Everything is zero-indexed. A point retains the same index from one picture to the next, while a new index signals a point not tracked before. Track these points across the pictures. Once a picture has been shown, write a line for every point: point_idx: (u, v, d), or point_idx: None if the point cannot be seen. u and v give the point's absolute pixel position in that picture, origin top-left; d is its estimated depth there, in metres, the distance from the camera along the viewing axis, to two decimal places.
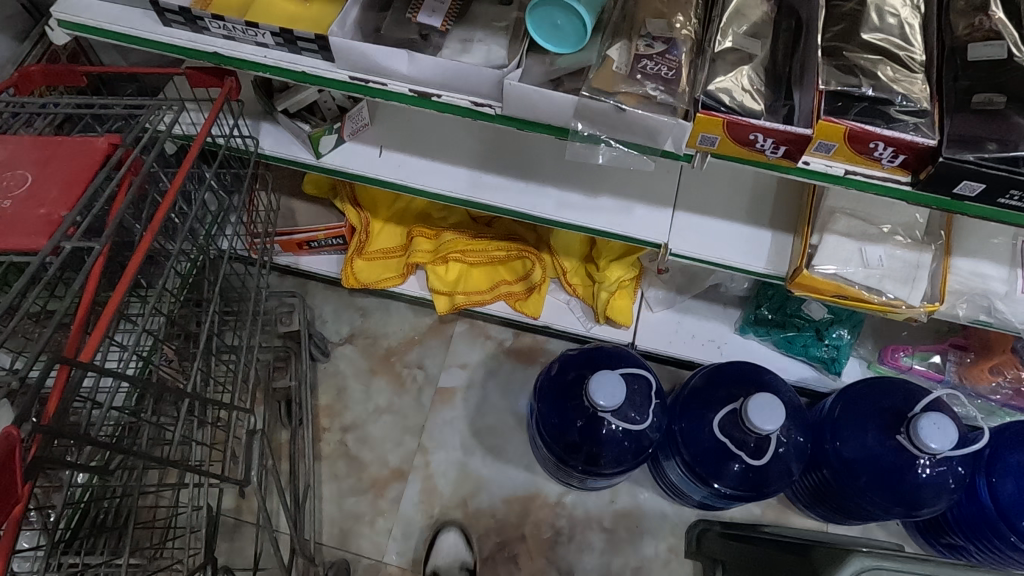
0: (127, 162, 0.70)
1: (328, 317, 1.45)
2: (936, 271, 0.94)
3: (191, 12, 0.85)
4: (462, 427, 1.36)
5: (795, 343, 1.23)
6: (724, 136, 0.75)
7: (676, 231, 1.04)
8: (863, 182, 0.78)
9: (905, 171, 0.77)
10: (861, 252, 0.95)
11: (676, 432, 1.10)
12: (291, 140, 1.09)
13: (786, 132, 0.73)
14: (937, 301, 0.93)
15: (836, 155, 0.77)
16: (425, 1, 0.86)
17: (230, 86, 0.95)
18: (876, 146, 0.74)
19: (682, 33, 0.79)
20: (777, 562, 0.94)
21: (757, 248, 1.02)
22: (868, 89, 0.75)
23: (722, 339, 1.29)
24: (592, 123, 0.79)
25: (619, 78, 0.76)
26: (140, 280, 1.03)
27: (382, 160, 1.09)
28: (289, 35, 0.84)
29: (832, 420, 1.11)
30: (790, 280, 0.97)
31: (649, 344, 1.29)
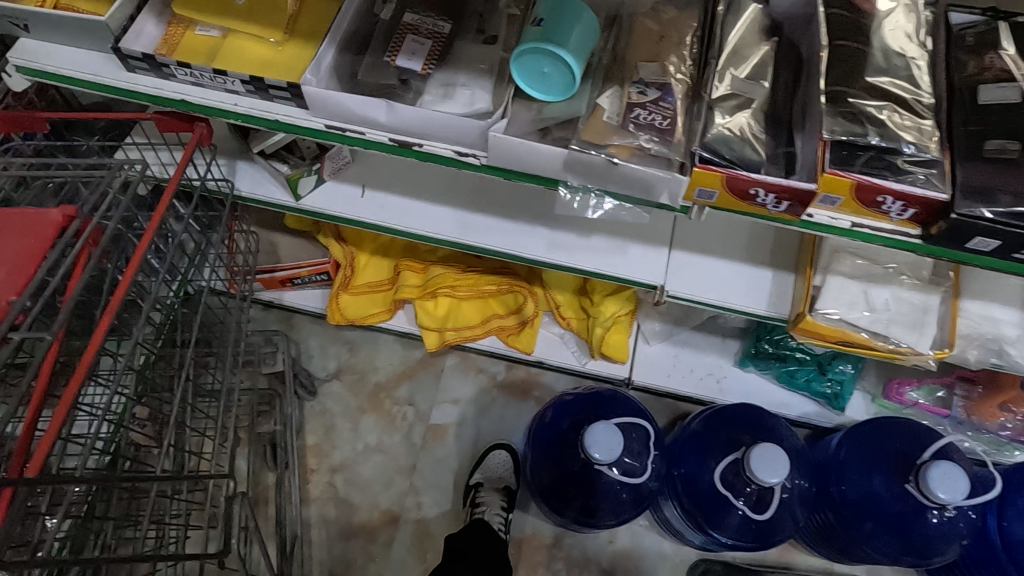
0: (86, 232, 0.66)
1: (315, 351, 1.40)
2: (944, 315, 0.90)
3: (156, 58, 0.80)
4: (454, 466, 1.31)
5: (797, 376, 1.19)
6: (723, 190, 0.71)
7: (673, 272, 0.99)
8: (870, 235, 0.74)
9: (914, 224, 0.72)
10: (865, 294, 0.91)
11: (675, 478, 1.06)
12: (269, 181, 1.04)
13: (788, 187, 0.69)
14: (948, 346, 0.88)
15: (842, 208, 0.73)
16: (405, 41, 0.81)
17: (201, 132, 0.90)
18: (884, 200, 0.70)
19: (676, 78, 0.75)
20: None
21: (757, 289, 0.98)
22: (876, 138, 0.70)
23: (721, 374, 1.25)
24: (582, 175, 0.74)
25: (611, 128, 0.72)
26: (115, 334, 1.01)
27: (365, 201, 1.04)
28: (260, 82, 0.79)
29: (837, 462, 1.07)
30: (793, 325, 0.93)
31: (646, 379, 1.25)
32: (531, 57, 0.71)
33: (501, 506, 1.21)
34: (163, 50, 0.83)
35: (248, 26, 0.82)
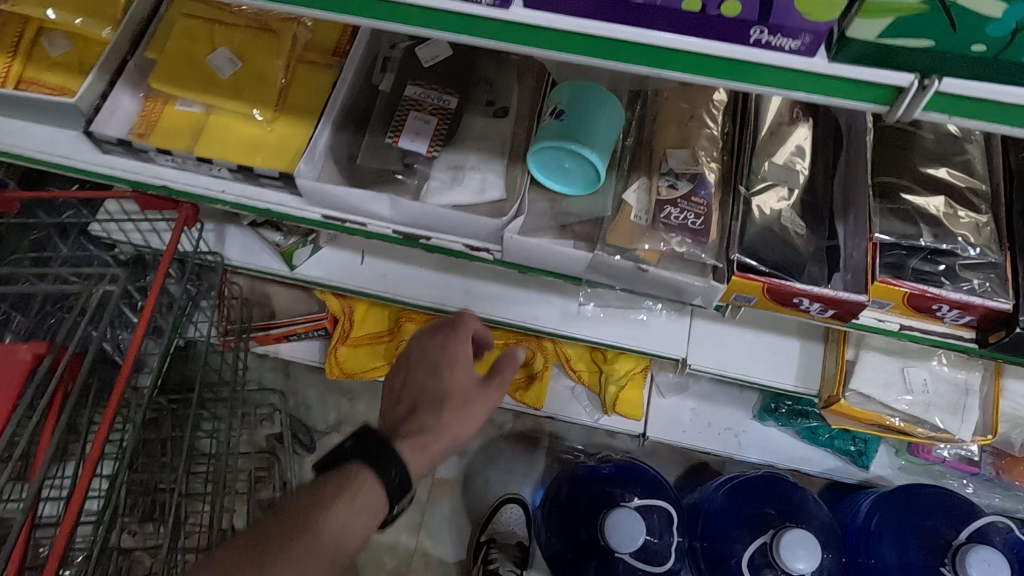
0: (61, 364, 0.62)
1: (313, 402, 1.34)
2: (986, 396, 0.85)
3: (133, 145, 0.74)
4: (463, 523, 1.27)
5: (820, 434, 1.15)
6: (763, 297, 0.65)
7: (695, 343, 0.93)
8: (921, 337, 0.68)
9: (969, 327, 0.66)
10: (902, 373, 0.85)
11: (698, 551, 1.01)
12: (262, 249, 0.98)
13: (836, 297, 0.62)
14: (990, 433, 0.84)
15: (891, 310, 0.67)
16: (408, 119, 0.74)
17: (187, 214, 0.82)
18: (939, 308, 0.64)
19: (708, 166, 0.67)
20: None
21: (785, 362, 0.92)
22: (930, 240, 0.64)
23: (740, 428, 1.19)
24: (608, 276, 0.68)
25: (640, 230, 0.66)
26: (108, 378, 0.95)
27: (365, 269, 0.97)
28: (248, 170, 0.73)
29: (868, 532, 1.02)
30: (824, 405, 0.87)
31: (662, 435, 1.20)
32: (549, 153, 0.64)
33: (513, 563, 1.19)
34: (139, 130, 0.75)
35: (234, 104, 0.74)
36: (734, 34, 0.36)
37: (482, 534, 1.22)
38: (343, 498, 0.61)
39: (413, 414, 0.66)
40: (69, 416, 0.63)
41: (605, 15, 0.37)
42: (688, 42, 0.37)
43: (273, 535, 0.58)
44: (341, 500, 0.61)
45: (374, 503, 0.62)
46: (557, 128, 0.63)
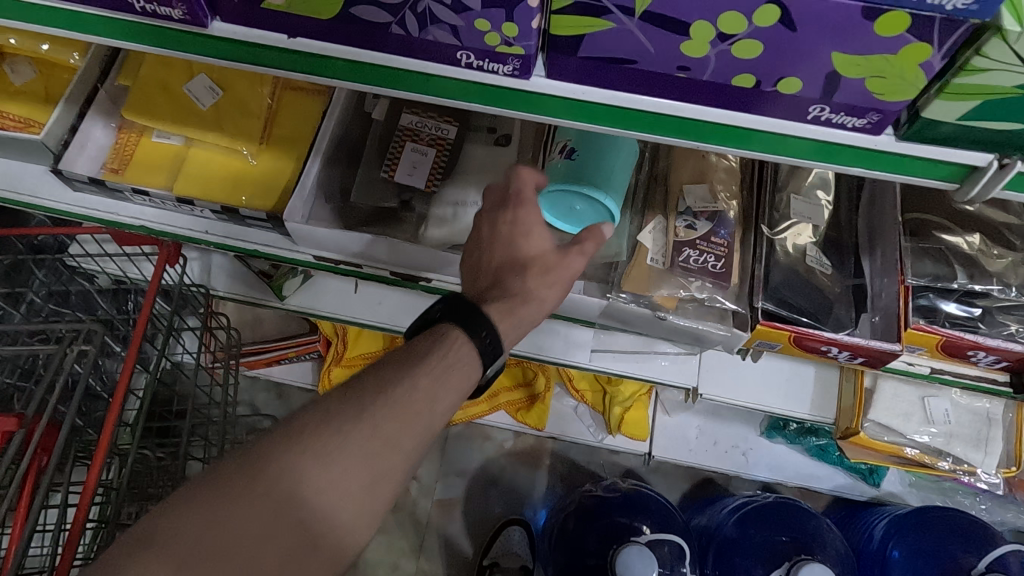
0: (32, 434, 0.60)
1: None
2: (1010, 425, 0.82)
3: (107, 185, 0.68)
4: (463, 546, 1.23)
5: (830, 451, 1.12)
6: (788, 344, 0.61)
7: (707, 372, 0.89)
8: (952, 379, 0.65)
9: (1002, 371, 0.63)
10: (922, 403, 0.82)
11: None
12: (251, 278, 0.92)
13: (867, 346, 0.59)
14: (1015, 464, 0.81)
15: (922, 355, 0.63)
16: (404, 152, 0.68)
17: (169, 251, 0.77)
18: (975, 354, 0.60)
19: (729, 203, 0.63)
20: None
21: (800, 390, 0.88)
22: (969, 282, 0.59)
23: (747, 445, 1.16)
24: (622, 321, 0.65)
25: (656, 275, 0.61)
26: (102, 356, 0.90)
27: (359, 298, 0.92)
28: (233, 212, 0.67)
29: (884, 556, 1.01)
30: (841, 435, 0.84)
31: (668, 455, 1.16)
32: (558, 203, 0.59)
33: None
34: (113, 166, 0.70)
35: (216, 137, 0.69)
36: (766, 108, 0.32)
37: (485, 557, 1.19)
38: (438, 355, 0.46)
39: (498, 284, 0.52)
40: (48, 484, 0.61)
41: (628, 86, 0.32)
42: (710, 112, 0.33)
43: (321, 418, 0.40)
44: (432, 359, 0.45)
45: (470, 366, 0.47)
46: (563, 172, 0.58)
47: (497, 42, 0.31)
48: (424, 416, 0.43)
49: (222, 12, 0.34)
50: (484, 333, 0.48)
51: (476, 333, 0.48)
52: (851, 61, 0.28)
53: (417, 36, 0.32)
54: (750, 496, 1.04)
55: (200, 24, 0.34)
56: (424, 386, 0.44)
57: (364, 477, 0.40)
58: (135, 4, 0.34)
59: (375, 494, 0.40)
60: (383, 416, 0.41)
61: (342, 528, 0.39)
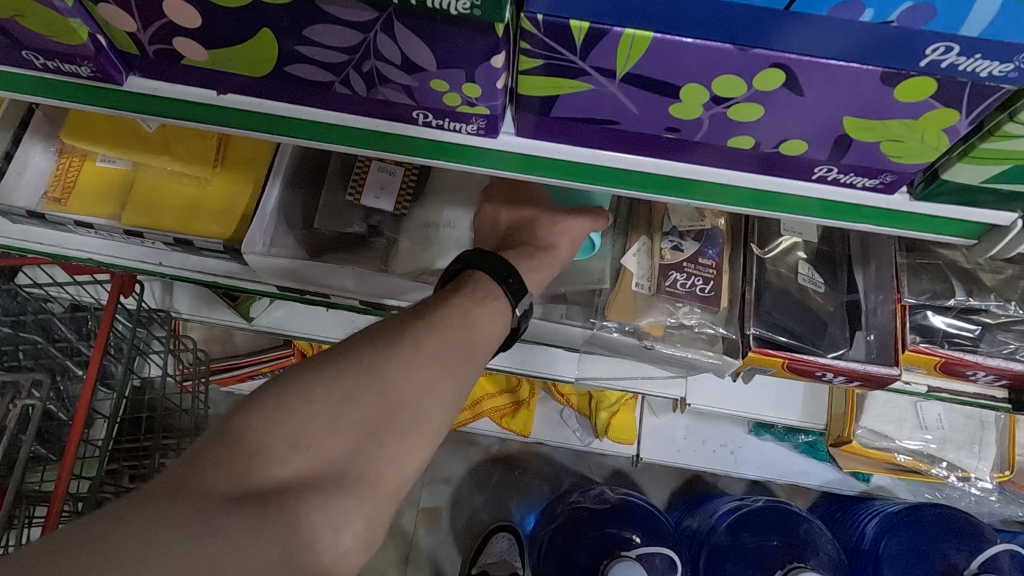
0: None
1: None
2: (1002, 431, 0.81)
3: (48, 217, 0.63)
4: (451, 553, 1.21)
5: (819, 448, 1.10)
6: (781, 370, 0.58)
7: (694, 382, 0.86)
8: (950, 397, 0.62)
9: (1001, 388, 0.61)
10: (914, 408, 0.80)
11: None
12: (214, 299, 0.88)
13: (865, 371, 0.56)
14: (1007, 469, 0.80)
15: (918, 373, 0.61)
16: (370, 172, 0.64)
17: (122, 279, 0.72)
18: (974, 373, 0.58)
19: (716, 221, 0.59)
20: None
21: (790, 397, 0.86)
22: (966, 299, 0.57)
23: (736, 444, 1.14)
24: (609, 349, 0.61)
25: (642, 300, 0.58)
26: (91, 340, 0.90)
27: (332, 316, 0.87)
28: (188, 242, 0.63)
29: (876, 554, 1.00)
30: (833, 442, 0.82)
31: (656, 456, 1.14)
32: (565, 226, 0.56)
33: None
34: (55, 195, 0.64)
35: (165, 161, 0.64)
36: (708, 157, 0.31)
37: (474, 566, 1.16)
38: (468, 294, 0.45)
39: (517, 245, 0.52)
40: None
41: (585, 140, 0.32)
42: (664, 164, 0.32)
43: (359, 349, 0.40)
44: (467, 299, 0.45)
45: (500, 310, 0.46)
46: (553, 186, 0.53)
47: (457, 102, 0.30)
48: (462, 340, 0.42)
49: (137, 68, 0.32)
50: (510, 277, 0.47)
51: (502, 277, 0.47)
52: (863, 124, 0.27)
53: (365, 95, 0.30)
54: (741, 500, 1.03)
55: (113, 83, 0.32)
56: (458, 317, 0.43)
57: (398, 395, 0.38)
58: (34, 60, 0.32)
59: (416, 421, 0.38)
60: (419, 341, 0.40)
61: (386, 452, 0.37)
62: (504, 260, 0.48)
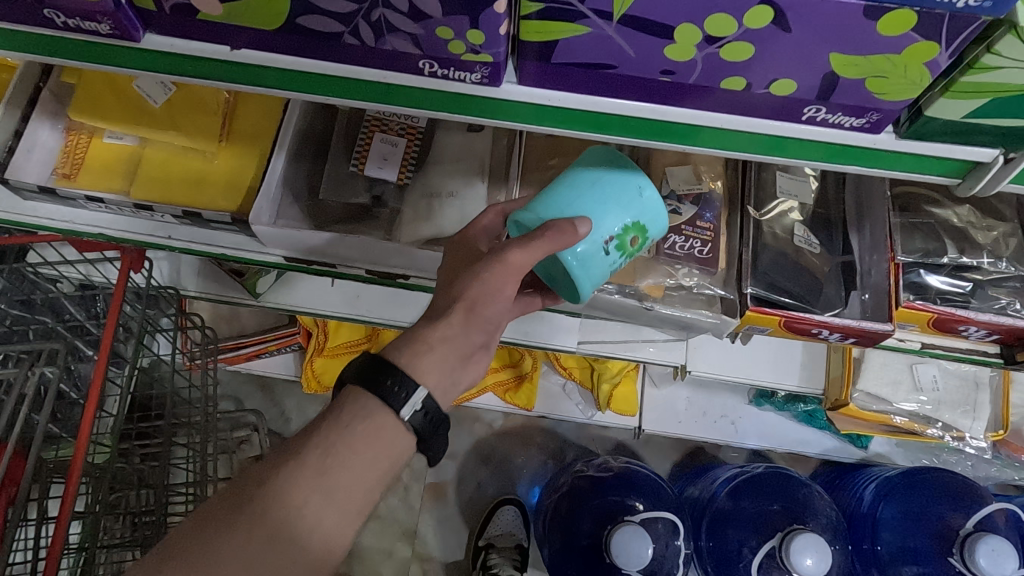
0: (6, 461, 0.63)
1: (293, 414, 1.27)
2: (996, 390, 0.83)
3: (58, 193, 0.64)
4: (458, 527, 1.24)
5: (817, 416, 1.12)
6: (777, 329, 0.59)
7: (695, 351, 0.88)
8: (943, 354, 0.64)
9: (993, 342, 0.62)
10: (910, 369, 0.82)
11: (702, 550, 0.99)
12: (221, 277, 0.89)
13: (860, 328, 0.57)
14: (1002, 428, 0.82)
15: (912, 331, 0.62)
16: (373, 143, 0.65)
17: (131, 256, 0.73)
18: (966, 328, 0.59)
19: (713, 184, 0.61)
20: None
21: (788, 362, 0.88)
22: (958, 255, 0.59)
23: (736, 414, 1.16)
24: (609, 312, 0.62)
25: (641, 262, 0.59)
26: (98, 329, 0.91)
27: (336, 290, 0.89)
28: (196, 215, 0.64)
29: (873, 517, 1.02)
30: (831, 406, 0.84)
31: (657, 427, 1.16)
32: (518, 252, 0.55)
33: (513, 565, 1.16)
34: (64, 170, 0.66)
35: (173, 136, 0.65)
36: (703, 102, 0.32)
37: (480, 538, 1.19)
38: (339, 420, 0.45)
39: None
40: (19, 512, 0.63)
41: (590, 88, 0.33)
42: (665, 110, 0.33)
43: (220, 515, 0.42)
44: (338, 427, 0.44)
45: (388, 434, 0.45)
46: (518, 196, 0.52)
47: (461, 51, 0.31)
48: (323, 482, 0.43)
49: (153, 26, 0.34)
50: (389, 381, 0.45)
51: (380, 383, 0.45)
52: (847, 60, 0.28)
53: (373, 45, 0.32)
54: (740, 468, 1.06)
55: (131, 40, 0.34)
56: (313, 460, 0.43)
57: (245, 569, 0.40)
58: (55, 18, 0.33)
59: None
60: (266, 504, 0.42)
61: None
62: (384, 362, 0.46)
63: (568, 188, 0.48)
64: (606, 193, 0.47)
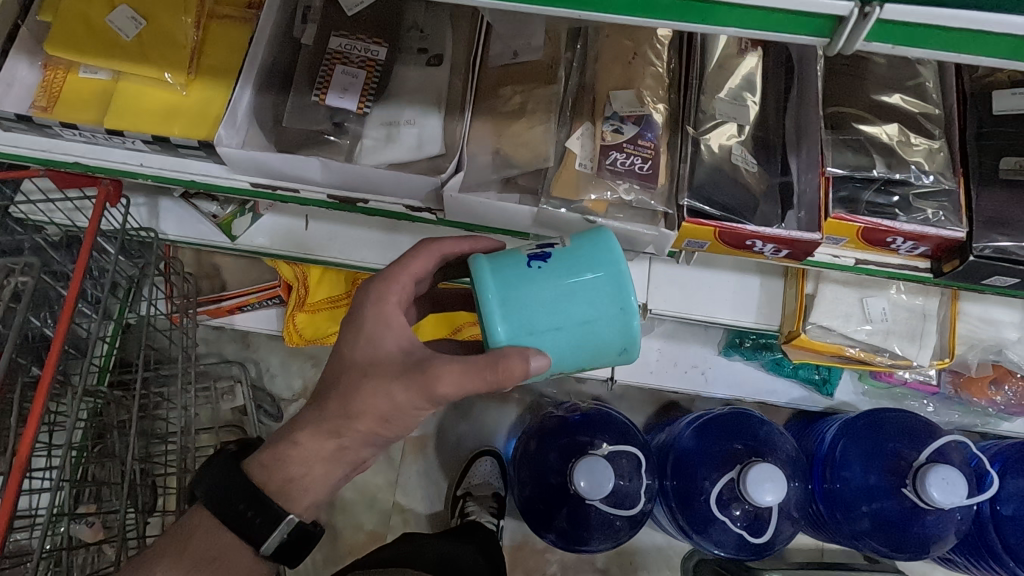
0: None
1: (277, 370, 1.31)
2: (943, 320, 0.85)
3: (34, 120, 0.66)
4: (437, 479, 1.27)
5: (785, 364, 1.16)
6: (715, 241, 0.63)
7: (654, 289, 0.92)
8: (877, 270, 0.67)
9: (924, 258, 0.65)
10: (861, 303, 0.85)
11: (668, 490, 1.03)
12: (199, 220, 0.93)
13: (790, 238, 0.61)
14: (948, 355, 0.84)
15: (846, 246, 0.65)
16: (334, 74, 0.69)
17: (108, 190, 0.76)
18: (894, 240, 0.63)
19: (654, 107, 0.64)
20: None
21: (745, 299, 0.92)
22: (884, 170, 0.62)
23: (706, 365, 1.19)
24: (556, 229, 0.65)
25: (585, 178, 0.62)
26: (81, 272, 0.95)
27: (310, 235, 0.92)
28: (166, 142, 0.67)
29: (832, 458, 1.05)
30: (785, 339, 0.87)
31: (629, 378, 1.20)
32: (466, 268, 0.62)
33: (490, 514, 1.18)
34: (42, 103, 0.69)
35: (143, 68, 0.68)
36: None
37: (459, 488, 1.22)
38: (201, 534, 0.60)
39: None
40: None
41: None
42: None
43: None
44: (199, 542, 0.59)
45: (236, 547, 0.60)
46: (507, 262, 0.57)
47: None
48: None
49: None
50: (249, 513, 0.59)
51: (239, 509, 0.59)
52: None
53: None
54: (704, 411, 1.09)
55: None
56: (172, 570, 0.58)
57: None
58: None
59: None
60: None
61: None
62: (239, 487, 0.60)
63: (555, 326, 0.55)
64: (583, 350, 0.56)
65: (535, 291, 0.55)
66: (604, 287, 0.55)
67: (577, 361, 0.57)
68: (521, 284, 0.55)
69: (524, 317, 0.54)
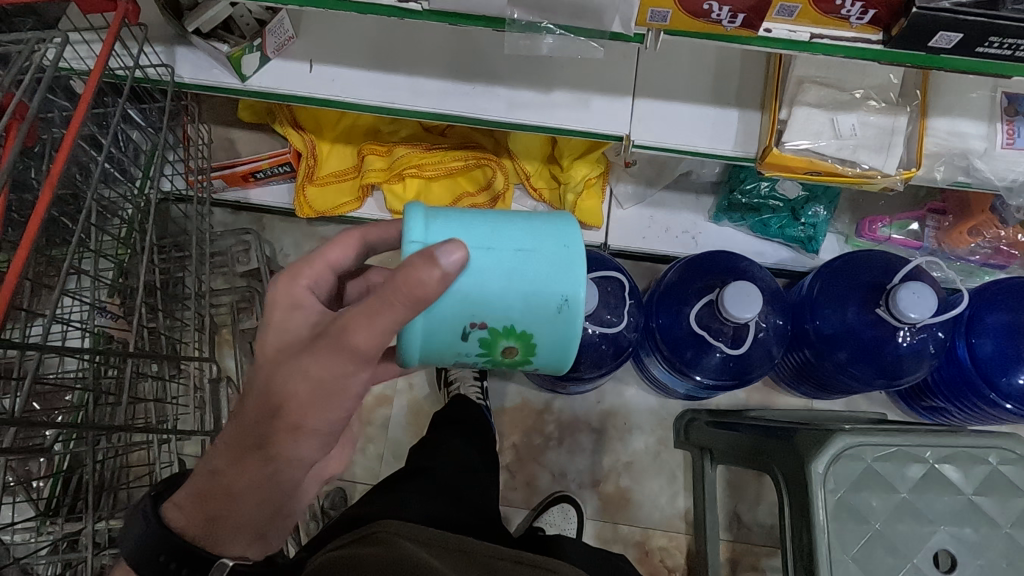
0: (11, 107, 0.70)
1: (290, 250, 1.39)
2: (912, 134, 0.89)
3: None
4: None
5: (771, 226, 1.20)
6: (675, 10, 0.68)
7: (637, 120, 0.97)
8: (832, 44, 0.71)
9: (875, 29, 0.69)
10: (832, 122, 0.88)
11: (654, 329, 1.08)
12: (212, 64, 1.00)
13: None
14: (914, 167, 0.89)
15: (799, 20, 0.70)
16: None
17: (126, 8, 0.86)
18: (843, 3, 0.66)
19: None
20: (768, 436, 0.90)
21: (724, 131, 0.96)
22: None
23: (697, 230, 1.24)
24: (528, 8, 0.71)
25: None
26: (100, 115, 1.03)
27: (314, 76, 0.98)
28: None
29: (811, 300, 1.09)
30: (760, 160, 0.91)
31: (623, 244, 1.25)
32: None
33: (475, 381, 1.26)
34: None
35: None
36: None
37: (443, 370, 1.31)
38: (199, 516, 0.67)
39: None
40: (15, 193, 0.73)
41: None
42: None
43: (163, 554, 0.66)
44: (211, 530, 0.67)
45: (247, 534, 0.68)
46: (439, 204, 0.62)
47: None
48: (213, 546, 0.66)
49: None
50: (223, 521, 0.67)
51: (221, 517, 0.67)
52: None
53: None
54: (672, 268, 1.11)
55: None
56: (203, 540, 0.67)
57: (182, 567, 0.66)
58: None
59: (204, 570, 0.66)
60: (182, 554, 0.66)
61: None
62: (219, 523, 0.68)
63: (488, 247, 0.57)
64: (516, 288, 0.57)
65: (478, 221, 0.59)
66: (532, 226, 0.60)
67: (508, 306, 0.57)
68: (464, 218, 0.60)
69: (454, 236, 0.57)
